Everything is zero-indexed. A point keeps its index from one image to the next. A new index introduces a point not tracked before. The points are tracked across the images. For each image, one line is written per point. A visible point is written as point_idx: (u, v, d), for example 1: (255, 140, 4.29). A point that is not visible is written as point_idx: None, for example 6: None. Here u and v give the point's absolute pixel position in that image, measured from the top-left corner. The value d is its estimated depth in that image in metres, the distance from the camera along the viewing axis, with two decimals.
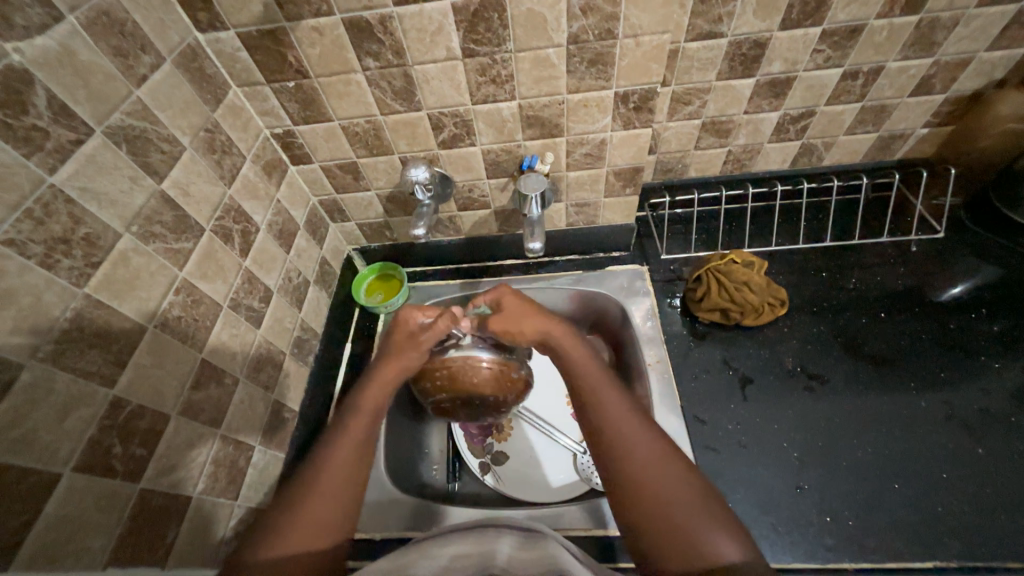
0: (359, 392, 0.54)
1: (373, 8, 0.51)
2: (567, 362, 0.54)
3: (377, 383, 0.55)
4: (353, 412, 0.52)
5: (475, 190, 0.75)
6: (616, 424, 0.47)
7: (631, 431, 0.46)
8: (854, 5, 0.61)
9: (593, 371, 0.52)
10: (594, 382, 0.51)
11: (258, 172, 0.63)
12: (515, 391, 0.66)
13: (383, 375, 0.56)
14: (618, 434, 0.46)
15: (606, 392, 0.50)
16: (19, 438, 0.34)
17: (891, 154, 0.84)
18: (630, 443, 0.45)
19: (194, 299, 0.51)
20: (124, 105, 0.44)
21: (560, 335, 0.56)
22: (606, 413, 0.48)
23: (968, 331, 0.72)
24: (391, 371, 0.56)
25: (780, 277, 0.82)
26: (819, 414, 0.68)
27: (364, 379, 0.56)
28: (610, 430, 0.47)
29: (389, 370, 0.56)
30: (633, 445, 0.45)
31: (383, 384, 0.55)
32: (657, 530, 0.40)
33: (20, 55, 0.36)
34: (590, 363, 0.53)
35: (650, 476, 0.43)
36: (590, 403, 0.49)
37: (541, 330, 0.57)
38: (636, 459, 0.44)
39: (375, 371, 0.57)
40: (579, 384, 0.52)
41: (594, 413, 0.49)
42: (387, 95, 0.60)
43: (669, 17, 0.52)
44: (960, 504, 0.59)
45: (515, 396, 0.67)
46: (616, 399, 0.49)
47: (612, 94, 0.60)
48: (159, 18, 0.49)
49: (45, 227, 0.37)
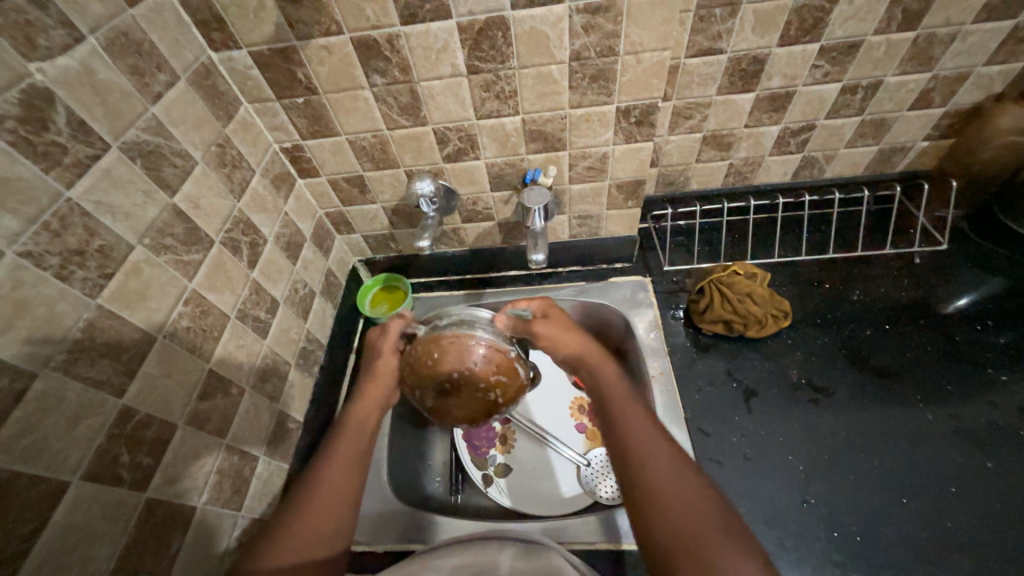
0: (349, 406, 0.54)
1: (381, 27, 0.53)
2: (597, 378, 0.54)
3: (365, 396, 0.56)
4: (347, 426, 0.52)
5: (479, 203, 0.76)
6: (641, 441, 0.46)
7: (655, 448, 0.46)
8: (852, 21, 0.63)
9: (620, 389, 0.52)
10: (622, 399, 0.51)
11: (266, 186, 0.65)
12: (504, 373, 0.55)
13: (369, 389, 0.56)
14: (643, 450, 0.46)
15: (633, 410, 0.50)
16: (30, 445, 0.35)
17: (892, 166, 0.85)
18: (653, 460, 0.45)
19: (203, 310, 0.52)
20: (139, 121, 0.46)
21: (592, 354, 0.57)
22: (633, 429, 0.48)
23: (974, 343, 0.72)
24: (375, 385, 0.57)
25: (783, 289, 0.83)
26: (824, 427, 0.68)
27: (353, 393, 0.56)
28: (637, 446, 0.46)
29: (371, 382, 0.57)
30: (653, 463, 0.45)
31: (370, 396, 0.56)
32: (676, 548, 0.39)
33: (43, 75, 0.38)
34: (619, 381, 0.53)
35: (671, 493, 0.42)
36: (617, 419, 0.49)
37: (573, 346, 0.58)
38: (655, 477, 0.44)
39: (360, 386, 0.57)
40: (607, 399, 0.52)
41: (620, 429, 0.48)
42: (393, 110, 0.61)
43: (669, 35, 0.53)
44: (970, 519, 0.59)
45: (507, 383, 0.56)
46: (643, 417, 0.49)
47: (614, 108, 0.61)
48: (175, 38, 0.51)
49: (61, 239, 0.38)
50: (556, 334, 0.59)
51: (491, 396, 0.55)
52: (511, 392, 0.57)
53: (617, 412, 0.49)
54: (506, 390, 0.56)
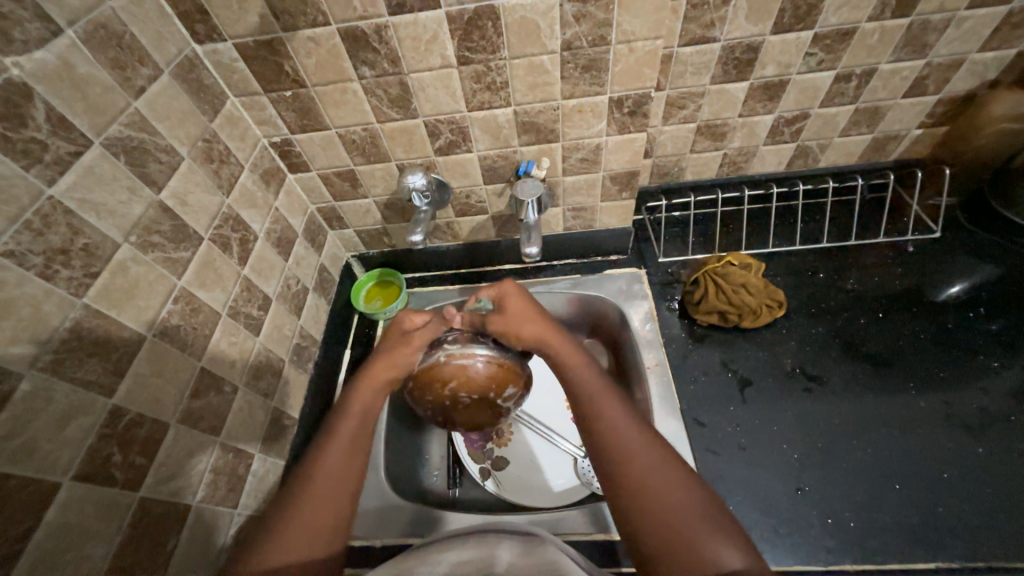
0: (348, 396, 0.53)
1: (368, 17, 0.52)
2: (568, 370, 0.54)
3: (366, 386, 0.55)
4: (344, 417, 0.52)
5: (472, 196, 0.75)
6: (617, 434, 0.47)
7: (632, 438, 0.46)
8: (845, 8, 0.62)
9: (594, 379, 0.52)
10: (593, 390, 0.51)
11: (256, 181, 0.64)
12: (452, 377, 0.60)
13: (370, 379, 0.55)
14: (621, 442, 0.46)
15: (608, 401, 0.50)
16: (19, 447, 0.34)
17: (885, 155, 0.84)
18: (634, 453, 0.45)
19: (193, 308, 0.52)
20: (122, 117, 0.45)
21: (557, 344, 0.56)
22: (611, 422, 0.48)
23: (967, 330, 0.72)
24: (377, 375, 0.56)
25: (778, 279, 0.83)
26: (819, 415, 0.68)
27: (352, 383, 0.55)
28: (615, 438, 0.46)
29: (374, 373, 0.56)
30: (638, 455, 0.45)
31: (370, 386, 0.55)
32: (660, 539, 0.40)
33: (20, 70, 0.37)
34: (587, 370, 0.53)
35: (653, 484, 0.43)
36: (591, 411, 0.49)
37: (539, 334, 0.57)
38: (641, 470, 0.44)
39: (361, 375, 0.56)
40: (578, 392, 0.51)
41: (593, 424, 0.48)
42: (383, 103, 0.61)
43: (661, 22, 0.52)
44: (961, 504, 0.59)
45: (465, 383, 0.60)
46: (618, 406, 0.49)
47: (607, 99, 0.61)
48: (157, 31, 0.50)
49: (44, 238, 0.38)
50: (520, 321, 0.59)
51: (465, 394, 0.61)
52: (472, 383, 0.60)
53: (595, 404, 0.49)
54: (471, 386, 0.61)
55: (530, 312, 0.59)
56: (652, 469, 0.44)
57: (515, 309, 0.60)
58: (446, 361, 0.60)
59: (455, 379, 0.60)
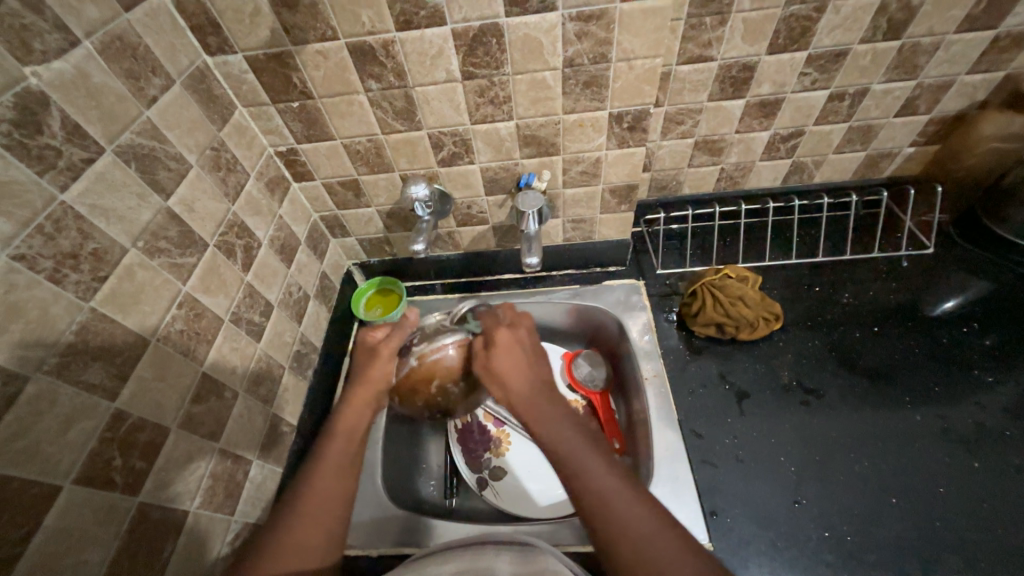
0: (334, 415, 0.51)
1: (377, 33, 0.53)
2: (540, 428, 0.47)
3: (353, 400, 0.52)
4: (329, 437, 0.50)
5: (474, 207, 0.76)
6: (608, 504, 0.41)
7: (625, 506, 0.41)
8: (838, 31, 0.64)
9: (573, 436, 0.46)
10: (583, 451, 0.45)
11: (261, 190, 0.65)
12: (430, 374, 0.56)
13: (354, 398, 0.53)
14: (611, 513, 0.41)
15: (599, 465, 0.43)
16: (22, 449, 0.34)
17: (879, 172, 0.86)
18: (620, 517, 0.40)
19: (196, 313, 0.52)
20: (134, 125, 0.46)
21: (528, 405, 0.49)
22: (595, 484, 0.42)
23: (962, 346, 0.73)
24: (363, 392, 0.53)
25: (775, 293, 0.84)
26: (815, 428, 0.69)
27: (339, 400, 0.53)
28: (605, 508, 0.41)
29: (361, 386, 0.53)
30: (627, 522, 0.40)
31: (360, 397, 0.53)
32: None
33: (38, 79, 0.38)
34: (572, 434, 0.46)
35: (650, 558, 0.38)
36: (574, 476, 0.44)
37: (527, 395, 0.50)
38: (631, 537, 0.39)
39: (350, 389, 0.54)
40: (563, 455, 0.45)
41: (579, 490, 0.43)
42: (388, 115, 0.62)
43: (660, 42, 0.54)
44: (957, 517, 0.60)
45: (445, 373, 0.56)
46: (602, 466, 0.44)
47: (607, 114, 0.62)
48: (170, 42, 0.51)
49: (55, 242, 0.38)
50: (510, 367, 0.52)
51: (451, 382, 0.57)
52: (454, 370, 0.57)
53: (581, 467, 0.44)
54: (451, 373, 0.57)
55: (519, 360, 0.53)
56: (642, 535, 0.39)
57: (501, 353, 0.53)
58: (419, 362, 0.56)
59: (439, 373, 0.56)
